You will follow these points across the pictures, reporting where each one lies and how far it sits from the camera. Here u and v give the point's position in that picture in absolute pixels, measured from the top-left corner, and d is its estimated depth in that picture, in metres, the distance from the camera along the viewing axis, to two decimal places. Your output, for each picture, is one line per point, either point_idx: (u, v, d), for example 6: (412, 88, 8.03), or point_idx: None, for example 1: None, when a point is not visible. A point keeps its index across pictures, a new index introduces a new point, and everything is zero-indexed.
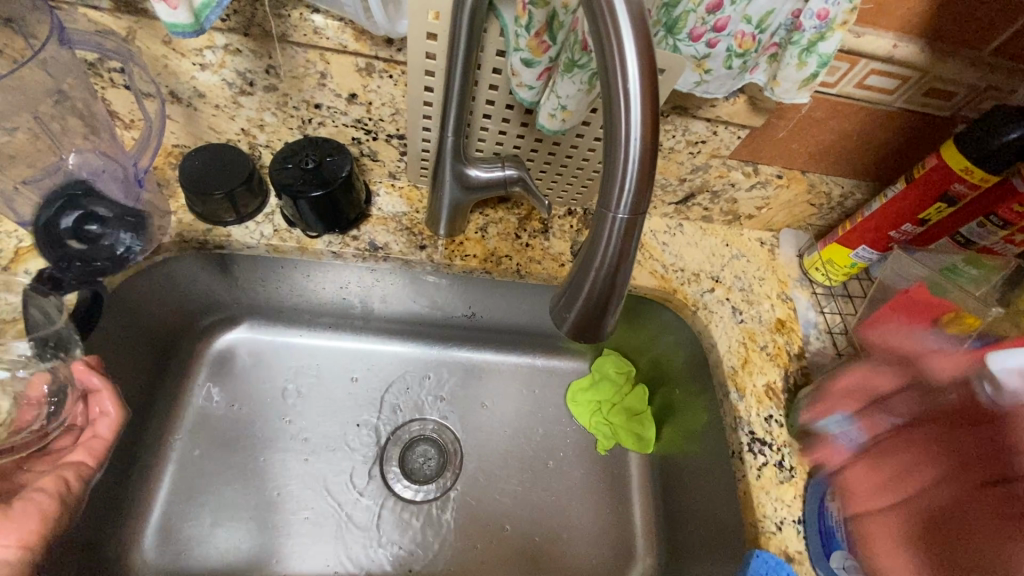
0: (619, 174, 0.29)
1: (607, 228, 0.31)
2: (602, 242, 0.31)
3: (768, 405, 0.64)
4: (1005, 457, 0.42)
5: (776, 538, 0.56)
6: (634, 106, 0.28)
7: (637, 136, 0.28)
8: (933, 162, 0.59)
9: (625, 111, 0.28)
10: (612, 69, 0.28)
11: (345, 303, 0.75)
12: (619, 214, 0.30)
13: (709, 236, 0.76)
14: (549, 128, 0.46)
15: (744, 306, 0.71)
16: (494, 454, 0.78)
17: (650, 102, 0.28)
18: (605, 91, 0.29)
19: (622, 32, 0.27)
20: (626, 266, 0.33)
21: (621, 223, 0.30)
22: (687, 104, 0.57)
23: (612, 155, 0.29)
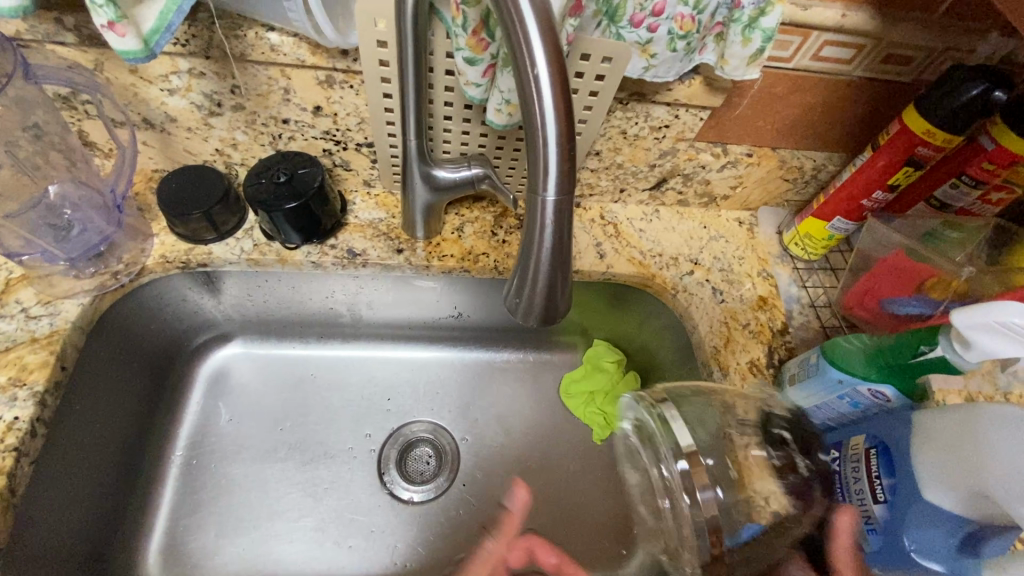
0: (541, 160, 0.30)
1: (539, 224, 0.32)
2: (537, 239, 0.33)
3: (751, 382, 0.64)
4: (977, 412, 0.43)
5: None
6: (546, 90, 0.29)
7: (553, 123, 0.30)
8: (897, 128, 0.58)
9: (538, 94, 0.29)
10: (522, 62, 0.29)
11: (334, 313, 0.77)
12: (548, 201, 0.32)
13: (685, 219, 0.76)
14: (498, 122, 0.47)
15: (725, 287, 0.71)
16: (490, 451, 0.79)
17: (561, 85, 0.29)
18: (518, 80, 0.30)
19: (525, 18, 0.28)
20: (566, 262, 0.35)
21: (551, 206, 0.31)
22: (643, 90, 0.58)
23: (533, 140, 0.30)
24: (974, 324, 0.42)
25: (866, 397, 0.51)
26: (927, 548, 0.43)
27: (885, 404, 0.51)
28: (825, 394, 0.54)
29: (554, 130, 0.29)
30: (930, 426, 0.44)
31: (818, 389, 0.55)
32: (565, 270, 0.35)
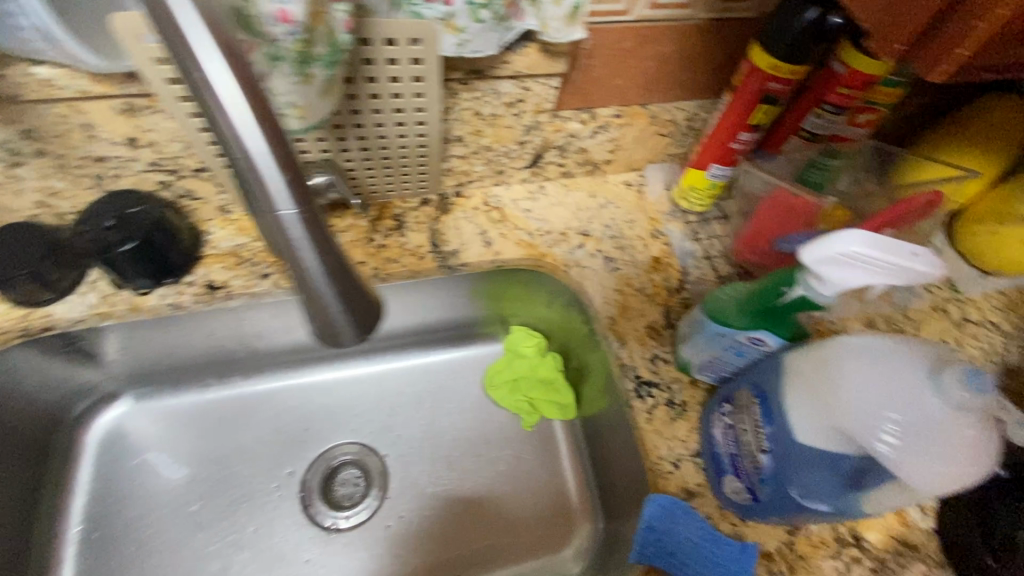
0: (258, 173, 0.31)
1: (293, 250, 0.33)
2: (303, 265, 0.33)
3: (650, 346, 0.63)
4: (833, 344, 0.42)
5: (673, 477, 0.55)
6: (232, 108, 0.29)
7: (254, 138, 0.30)
8: (747, 68, 0.57)
9: (224, 116, 0.30)
10: (201, 91, 0.29)
11: (226, 350, 0.73)
12: (287, 219, 0.32)
13: (572, 191, 0.74)
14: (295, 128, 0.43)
15: (617, 254, 0.70)
16: (417, 459, 0.78)
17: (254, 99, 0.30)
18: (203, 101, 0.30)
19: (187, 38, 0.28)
20: (354, 281, 0.36)
21: (290, 218, 0.32)
22: (481, 66, 0.54)
23: (240, 156, 0.30)
24: (824, 257, 0.41)
25: (747, 346, 0.51)
26: (813, 489, 0.42)
27: (766, 350, 0.51)
28: (712, 348, 0.53)
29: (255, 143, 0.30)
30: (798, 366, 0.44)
31: (706, 344, 0.54)
32: (353, 287, 0.36)
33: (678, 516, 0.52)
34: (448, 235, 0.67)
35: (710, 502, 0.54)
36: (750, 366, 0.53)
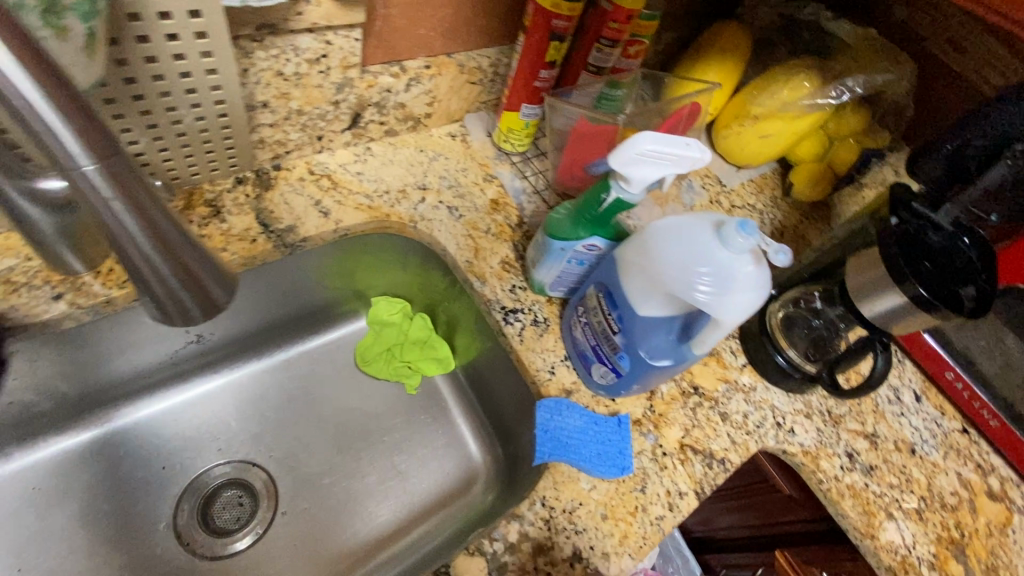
0: (64, 156, 0.27)
1: (109, 215, 0.30)
2: (136, 252, 0.31)
3: (508, 278, 0.68)
4: (649, 231, 0.49)
5: (552, 384, 0.61)
6: (63, 131, 0.27)
7: (85, 159, 0.28)
8: (533, 9, 0.63)
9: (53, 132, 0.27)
10: (48, 142, 0.27)
11: (32, 404, 0.62)
12: (92, 174, 0.28)
13: (401, 148, 0.74)
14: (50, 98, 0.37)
15: (458, 202, 0.72)
16: (304, 456, 0.74)
17: (89, 125, 0.27)
18: (48, 152, 0.27)
19: (48, 122, 0.26)
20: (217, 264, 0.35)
21: (92, 175, 0.28)
22: (271, 20, 0.50)
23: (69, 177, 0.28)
24: (627, 154, 0.49)
25: (585, 254, 0.59)
26: (656, 349, 0.52)
27: (598, 253, 0.59)
28: (559, 264, 0.61)
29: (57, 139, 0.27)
30: (627, 257, 0.51)
31: (552, 262, 0.61)
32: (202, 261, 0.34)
33: (562, 411, 0.59)
34: (277, 212, 0.63)
35: (585, 394, 0.62)
36: (591, 270, 0.62)
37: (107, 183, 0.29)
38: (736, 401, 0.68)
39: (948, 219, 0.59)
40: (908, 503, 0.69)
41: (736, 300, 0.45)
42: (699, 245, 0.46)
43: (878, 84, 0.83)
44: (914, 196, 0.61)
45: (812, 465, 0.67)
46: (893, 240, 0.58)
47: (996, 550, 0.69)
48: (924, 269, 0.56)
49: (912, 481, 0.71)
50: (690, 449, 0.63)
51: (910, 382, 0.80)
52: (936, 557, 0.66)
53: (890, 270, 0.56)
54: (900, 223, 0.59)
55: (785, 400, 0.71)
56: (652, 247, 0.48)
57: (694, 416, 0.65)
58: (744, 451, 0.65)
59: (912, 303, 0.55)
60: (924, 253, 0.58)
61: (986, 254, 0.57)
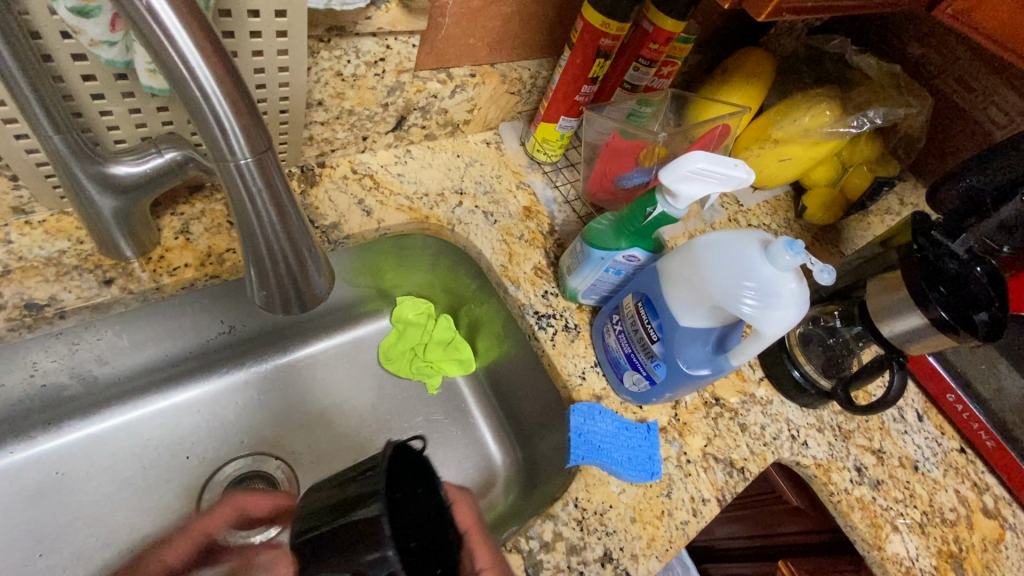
0: (226, 148, 0.32)
1: (253, 206, 0.35)
2: (264, 237, 0.37)
3: (540, 284, 0.70)
4: (695, 245, 0.52)
5: (584, 388, 0.63)
6: (228, 126, 0.31)
7: (244, 156, 0.33)
8: (582, 26, 0.65)
9: (223, 132, 0.31)
10: (213, 134, 0.31)
11: (65, 387, 0.62)
12: (246, 168, 0.33)
13: (439, 152, 0.75)
14: (156, 84, 0.42)
15: (493, 208, 0.74)
16: (326, 452, 0.75)
17: (251, 127, 0.32)
18: (210, 144, 0.32)
19: (221, 121, 0.31)
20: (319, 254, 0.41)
21: (247, 168, 0.33)
22: (341, 23, 0.52)
23: (225, 169, 0.33)
24: (682, 170, 0.51)
25: (623, 264, 0.61)
26: (695, 359, 0.54)
27: (636, 264, 0.61)
28: (597, 273, 0.63)
29: (224, 137, 0.31)
30: (672, 268, 0.53)
31: (590, 271, 0.63)
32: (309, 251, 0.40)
33: (595, 416, 0.61)
34: (321, 208, 0.64)
35: (614, 400, 0.64)
36: (626, 280, 0.64)
37: (257, 175, 0.34)
38: (754, 412, 0.71)
39: (964, 249, 0.63)
40: (912, 517, 0.72)
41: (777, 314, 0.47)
42: (749, 258, 0.48)
43: (892, 117, 0.88)
44: (934, 224, 0.65)
45: (824, 477, 0.70)
46: (917, 264, 0.61)
47: (991, 564, 0.73)
48: (945, 291, 0.60)
49: (915, 496, 0.74)
50: (712, 457, 0.65)
51: (913, 402, 0.84)
52: (937, 569, 0.69)
53: (913, 291, 0.59)
54: (920, 248, 0.63)
55: (799, 414, 0.74)
56: (702, 256, 0.50)
57: (715, 426, 0.68)
58: (762, 461, 0.67)
59: (933, 324, 0.58)
60: (944, 276, 0.61)
61: (999, 285, 0.61)
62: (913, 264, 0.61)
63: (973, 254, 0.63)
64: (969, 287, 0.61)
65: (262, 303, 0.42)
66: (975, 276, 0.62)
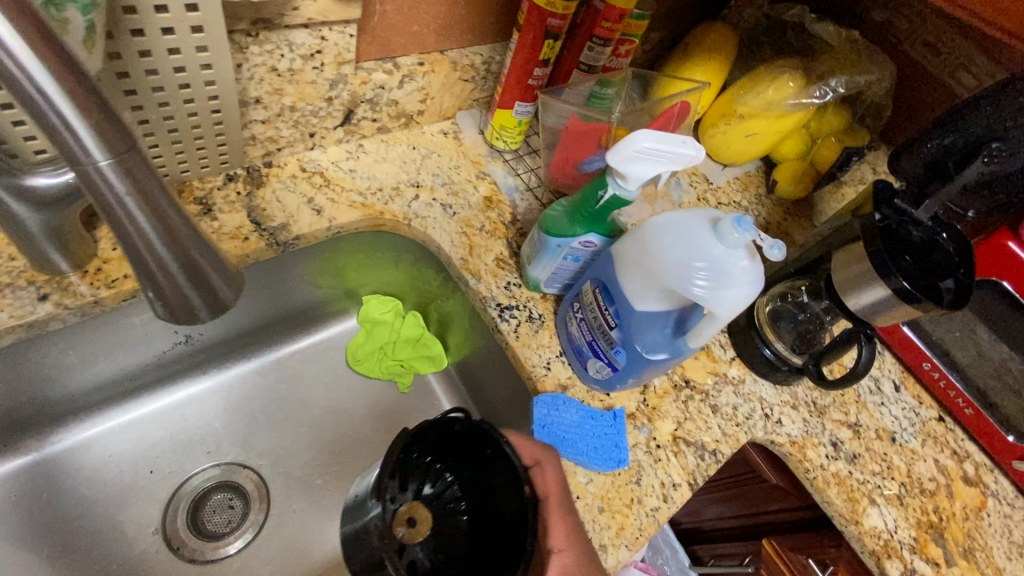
0: (81, 151, 0.30)
1: (124, 213, 0.33)
2: (145, 246, 0.35)
3: (502, 276, 0.68)
4: (646, 225, 0.50)
5: (548, 379, 0.62)
6: (77, 126, 0.29)
7: (102, 158, 0.31)
8: (527, 6, 0.63)
9: (73, 134, 0.29)
10: (62, 135, 0.29)
11: (17, 405, 0.60)
12: (108, 170, 0.31)
13: (393, 145, 0.73)
14: None
15: (451, 199, 0.72)
16: (296, 457, 0.73)
17: (104, 124, 0.30)
18: (63, 149, 0.30)
19: (68, 119, 0.29)
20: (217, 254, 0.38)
21: (108, 170, 0.31)
22: (265, 14, 0.50)
23: (85, 175, 0.31)
24: (632, 148, 0.50)
25: (581, 250, 0.59)
26: (653, 343, 0.53)
27: (594, 250, 0.60)
28: (555, 261, 0.61)
29: (73, 136, 0.29)
30: (625, 251, 0.52)
31: (548, 259, 0.62)
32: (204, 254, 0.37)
33: (559, 406, 0.60)
34: (269, 209, 0.62)
35: (581, 390, 0.63)
36: (586, 266, 0.62)
37: (121, 175, 0.32)
38: (725, 393, 0.70)
39: (927, 215, 0.62)
40: (889, 490, 0.71)
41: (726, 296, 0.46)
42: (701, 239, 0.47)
43: (857, 84, 0.86)
44: (897, 193, 0.63)
45: (799, 454, 0.69)
46: (880, 235, 0.60)
47: (973, 533, 0.72)
48: (908, 261, 0.59)
49: (892, 468, 0.73)
50: (682, 441, 0.64)
51: (889, 373, 0.83)
52: (915, 541, 0.68)
53: (876, 261, 0.58)
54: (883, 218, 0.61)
55: (772, 392, 0.73)
56: (653, 235, 0.49)
57: (686, 409, 0.67)
58: (734, 442, 0.67)
59: (895, 295, 0.57)
60: (909, 246, 0.60)
61: (966, 250, 0.60)
62: (876, 234, 0.60)
63: (937, 221, 0.62)
64: (933, 255, 0.60)
65: (161, 316, 0.39)
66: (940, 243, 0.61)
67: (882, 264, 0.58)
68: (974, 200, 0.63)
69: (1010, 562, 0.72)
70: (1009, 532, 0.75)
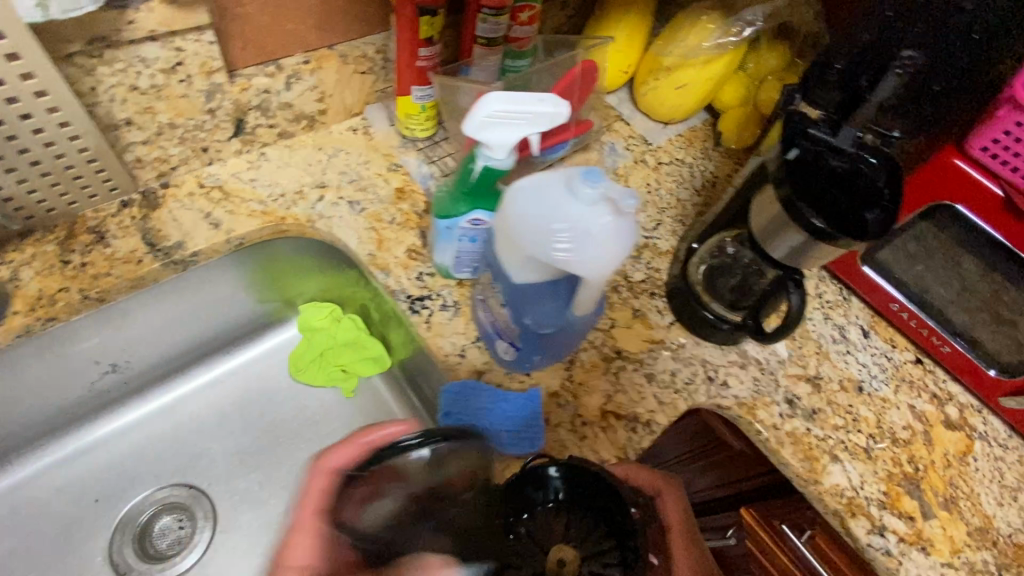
0: None
1: None
2: None
3: (414, 266, 0.66)
4: (510, 195, 0.46)
5: (462, 367, 0.60)
6: None
7: None
8: None
9: None
10: None
11: None
12: None
13: (299, 149, 0.72)
14: None
15: (360, 195, 0.70)
16: (239, 471, 0.74)
17: None
18: None
19: None
20: None
21: None
22: (99, 31, 0.50)
23: None
24: (490, 112, 0.48)
25: (473, 229, 0.57)
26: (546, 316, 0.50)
27: (486, 227, 0.57)
28: (453, 244, 0.59)
29: None
30: (498, 226, 0.49)
31: (447, 243, 0.59)
32: None
33: (468, 392, 0.58)
34: (163, 229, 0.62)
35: (499, 374, 0.61)
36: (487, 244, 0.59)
37: None
38: (662, 359, 0.67)
39: (846, 142, 0.57)
40: (855, 444, 0.66)
41: (592, 250, 0.44)
42: (564, 193, 0.44)
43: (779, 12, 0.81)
44: (814, 122, 0.58)
45: (748, 415, 0.65)
46: (794, 173, 0.54)
47: (955, 480, 0.66)
48: (828, 197, 0.53)
49: (859, 420, 0.68)
50: (612, 415, 0.61)
51: (857, 319, 0.77)
52: (886, 495, 0.63)
53: (790, 202, 0.53)
54: (801, 153, 0.55)
55: (717, 353, 0.69)
56: (515, 194, 0.46)
57: (617, 381, 0.64)
58: (673, 410, 0.63)
59: (810, 235, 0.52)
60: (832, 180, 0.54)
61: (891, 177, 0.55)
62: (793, 170, 0.54)
63: (860, 146, 0.57)
64: (859, 184, 0.55)
65: None
66: (865, 171, 0.55)
67: (796, 204, 0.53)
68: (889, 122, 0.58)
69: (1001, 508, 0.66)
70: (1000, 475, 0.68)
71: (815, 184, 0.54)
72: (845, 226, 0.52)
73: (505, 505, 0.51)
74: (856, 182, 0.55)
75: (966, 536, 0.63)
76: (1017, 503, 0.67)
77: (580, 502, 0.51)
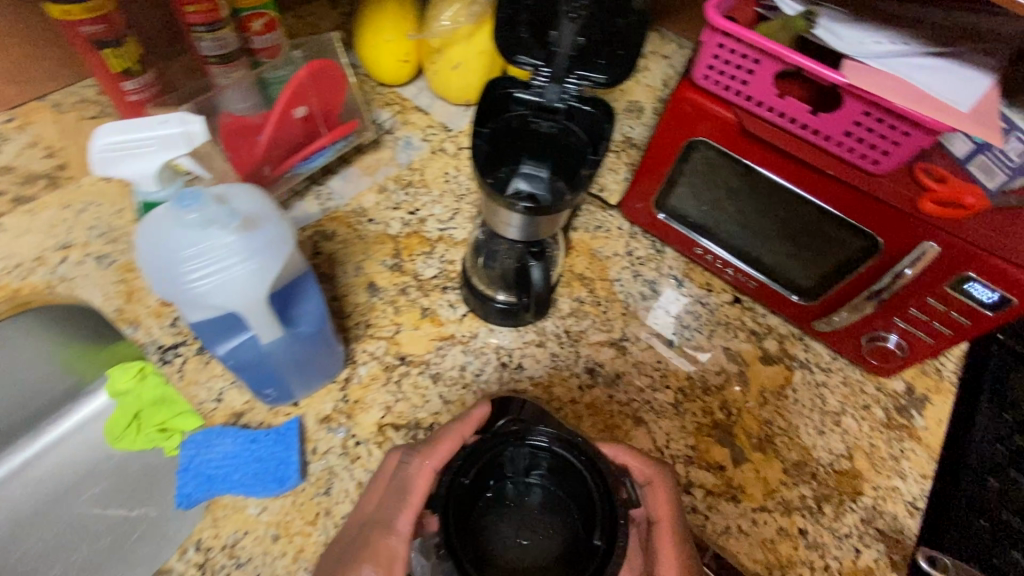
0: None
1: None
2: None
3: (168, 313, 0.62)
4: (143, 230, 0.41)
5: (217, 411, 0.57)
6: None
7: None
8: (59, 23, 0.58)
9: None
10: None
11: None
12: None
13: (42, 211, 0.66)
14: None
15: (110, 247, 0.66)
16: (43, 551, 0.70)
17: None
18: None
19: None
20: None
21: None
22: None
23: None
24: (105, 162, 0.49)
25: None
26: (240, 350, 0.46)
27: None
28: None
29: None
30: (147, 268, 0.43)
31: None
32: None
33: (217, 438, 0.55)
34: None
35: (260, 411, 0.57)
36: None
37: None
38: (451, 356, 0.64)
39: (556, 99, 0.55)
40: (662, 402, 0.64)
41: (212, 289, 0.40)
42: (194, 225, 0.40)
43: None
44: (520, 82, 0.55)
45: (545, 395, 0.63)
46: (495, 143, 0.53)
47: (771, 418, 0.64)
48: (543, 164, 0.54)
49: (667, 376, 0.66)
50: (391, 427, 0.58)
51: (670, 271, 0.75)
52: (695, 449, 0.61)
53: (489, 191, 0.50)
54: (502, 123, 0.54)
55: (512, 337, 0.66)
56: (147, 223, 0.41)
57: (399, 390, 0.60)
58: (458, 407, 0.60)
59: (529, 215, 0.49)
60: (541, 141, 0.55)
61: (594, 131, 0.54)
62: (499, 138, 0.54)
63: (571, 100, 0.55)
64: (569, 141, 0.54)
65: None
66: (578, 123, 0.55)
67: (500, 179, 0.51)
68: (608, 60, 0.54)
69: (820, 437, 0.64)
70: (822, 402, 0.66)
71: (525, 147, 0.55)
72: (565, 170, 0.54)
73: (478, 475, 0.41)
74: (567, 138, 0.54)
75: (781, 474, 0.61)
76: (839, 428, 0.65)
77: (556, 500, 0.42)
